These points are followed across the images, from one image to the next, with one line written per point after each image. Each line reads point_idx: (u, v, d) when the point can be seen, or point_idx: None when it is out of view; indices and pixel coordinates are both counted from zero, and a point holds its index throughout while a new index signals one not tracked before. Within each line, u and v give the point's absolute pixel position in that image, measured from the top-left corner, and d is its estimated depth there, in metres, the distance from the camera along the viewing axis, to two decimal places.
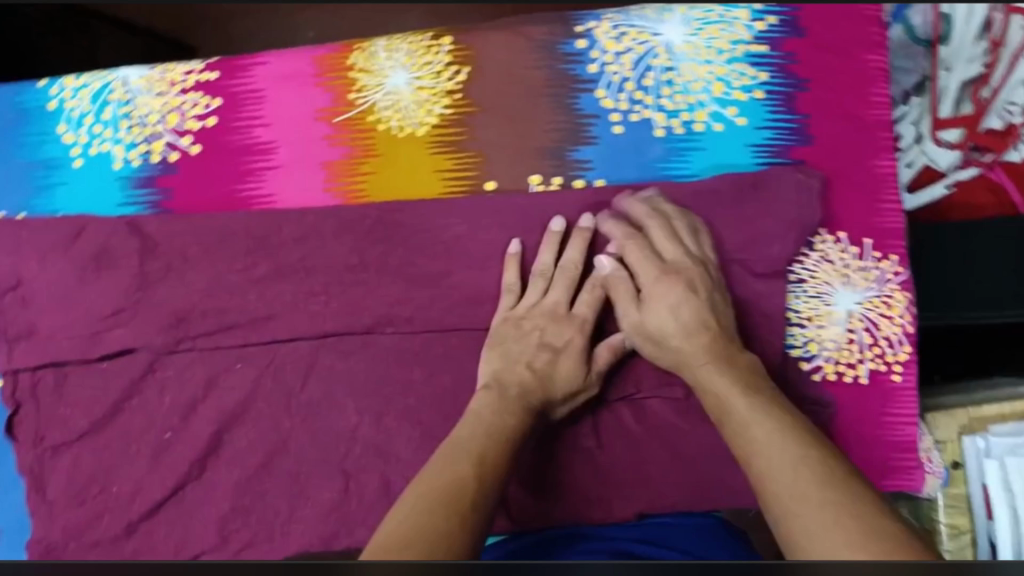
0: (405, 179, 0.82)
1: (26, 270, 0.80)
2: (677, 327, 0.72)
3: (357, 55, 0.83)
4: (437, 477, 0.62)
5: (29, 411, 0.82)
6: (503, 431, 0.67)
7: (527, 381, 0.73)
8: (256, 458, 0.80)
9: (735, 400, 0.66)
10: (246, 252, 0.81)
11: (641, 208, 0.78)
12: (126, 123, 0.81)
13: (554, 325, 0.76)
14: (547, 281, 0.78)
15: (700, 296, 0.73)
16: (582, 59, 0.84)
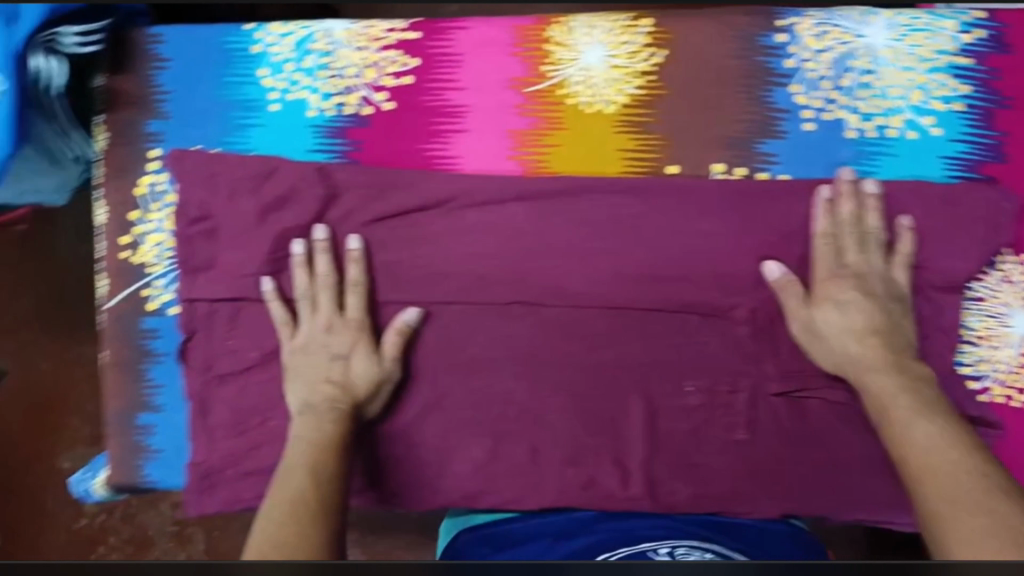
0: (587, 156, 0.81)
1: (214, 205, 0.82)
2: (850, 329, 0.77)
3: (554, 27, 0.81)
4: (287, 486, 0.70)
5: (201, 339, 0.83)
6: (330, 439, 0.76)
7: (332, 395, 0.80)
8: (413, 410, 0.85)
9: (902, 405, 0.72)
10: (426, 209, 0.82)
11: (834, 213, 0.78)
12: (325, 73, 0.82)
13: (335, 337, 0.82)
14: (315, 302, 0.82)
15: (878, 304, 0.77)
16: (780, 53, 0.80)
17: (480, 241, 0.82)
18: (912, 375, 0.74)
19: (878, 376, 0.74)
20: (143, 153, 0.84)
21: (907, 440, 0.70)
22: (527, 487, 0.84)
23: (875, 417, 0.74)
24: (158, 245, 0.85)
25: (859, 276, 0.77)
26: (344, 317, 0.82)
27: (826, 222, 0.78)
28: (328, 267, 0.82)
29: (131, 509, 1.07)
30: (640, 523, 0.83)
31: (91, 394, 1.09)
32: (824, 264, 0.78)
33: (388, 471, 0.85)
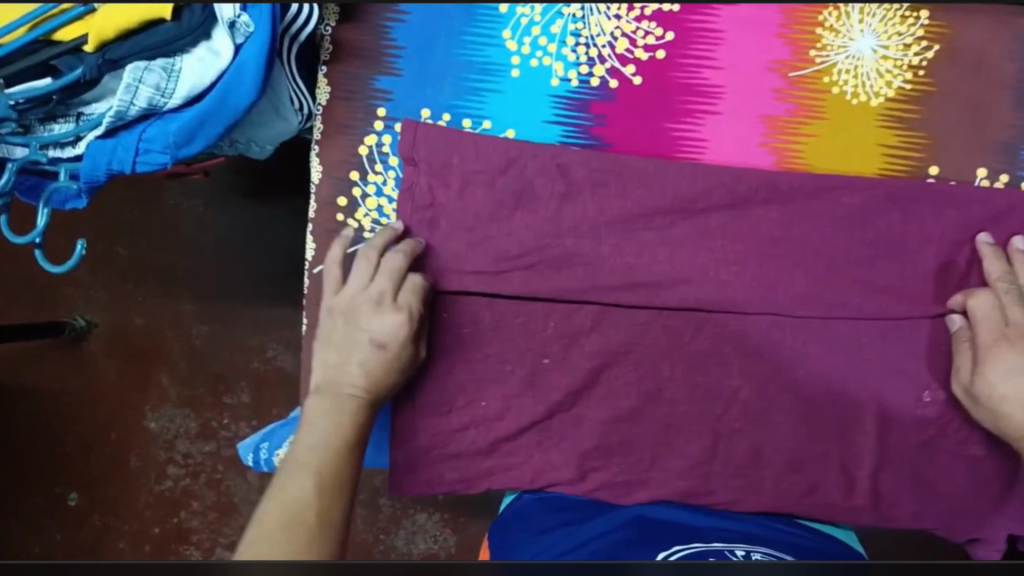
0: (844, 149, 0.78)
1: (441, 196, 0.78)
2: (1021, 393, 0.71)
3: (830, 11, 0.77)
4: (290, 487, 0.63)
5: None
6: (347, 441, 0.70)
7: (359, 376, 0.74)
8: (631, 401, 0.80)
9: None
10: (666, 211, 0.78)
11: (999, 267, 0.75)
12: (573, 41, 0.78)
13: (377, 317, 0.74)
14: (372, 272, 0.75)
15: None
16: None
17: (717, 243, 0.78)
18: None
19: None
20: (369, 111, 0.79)
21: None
22: (745, 487, 0.79)
23: None
24: (375, 210, 0.81)
25: (1020, 333, 0.73)
26: (393, 302, 0.75)
27: (990, 275, 0.75)
28: (397, 265, 0.75)
29: (217, 474, 1.11)
30: (755, 529, 0.77)
31: (184, 355, 1.14)
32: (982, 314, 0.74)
33: (597, 463, 0.80)
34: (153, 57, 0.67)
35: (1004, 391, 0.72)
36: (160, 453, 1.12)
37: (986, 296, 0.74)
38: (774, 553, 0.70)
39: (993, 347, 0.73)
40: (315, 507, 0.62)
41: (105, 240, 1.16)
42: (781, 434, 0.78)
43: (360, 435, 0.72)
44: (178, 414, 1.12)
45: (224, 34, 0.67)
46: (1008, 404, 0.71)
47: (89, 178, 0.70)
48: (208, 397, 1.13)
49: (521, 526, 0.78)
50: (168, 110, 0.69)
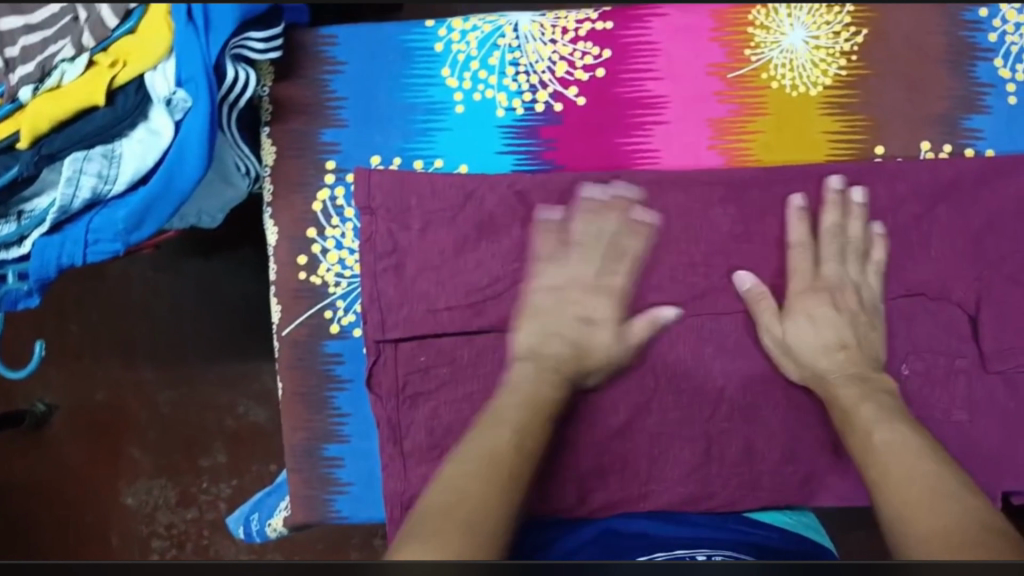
0: (792, 141, 0.79)
1: (403, 238, 0.77)
2: (815, 343, 0.76)
3: (758, 10, 0.79)
4: (481, 442, 0.69)
5: (388, 358, 0.77)
6: (542, 408, 0.71)
7: (562, 356, 0.74)
8: (620, 417, 0.75)
9: (863, 411, 0.71)
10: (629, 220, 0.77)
11: (834, 217, 0.77)
12: (513, 71, 0.78)
13: (589, 299, 0.76)
14: (608, 254, 0.76)
15: (841, 318, 0.76)
16: (984, 26, 0.79)
17: (684, 246, 0.77)
18: (869, 376, 0.74)
19: (843, 383, 0.74)
20: (320, 165, 0.79)
21: (865, 424, 0.70)
22: (745, 486, 0.77)
23: (838, 425, 0.73)
24: (337, 263, 0.79)
25: (824, 287, 0.77)
26: (609, 282, 0.77)
27: (822, 225, 0.77)
28: (621, 246, 0.76)
29: (204, 539, 0.93)
30: (715, 528, 0.76)
31: (153, 425, 1.03)
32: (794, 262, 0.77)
33: (595, 484, 0.76)
34: (91, 144, 0.66)
35: (801, 341, 0.76)
36: (140, 527, 0.92)
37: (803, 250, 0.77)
38: (736, 554, 0.72)
39: (799, 296, 0.77)
40: (506, 456, 0.66)
41: (57, 319, 1.08)
42: (773, 429, 0.76)
43: (557, 411, 0.72)
44: (154, 484, 0.97)
45: (161, 113, 0.66)
46: (803, 353, 0.76)
47: (39, 277, 0.67)
48: (184, 462, 1.00)
49: None
50: (112, 197, 0.67)
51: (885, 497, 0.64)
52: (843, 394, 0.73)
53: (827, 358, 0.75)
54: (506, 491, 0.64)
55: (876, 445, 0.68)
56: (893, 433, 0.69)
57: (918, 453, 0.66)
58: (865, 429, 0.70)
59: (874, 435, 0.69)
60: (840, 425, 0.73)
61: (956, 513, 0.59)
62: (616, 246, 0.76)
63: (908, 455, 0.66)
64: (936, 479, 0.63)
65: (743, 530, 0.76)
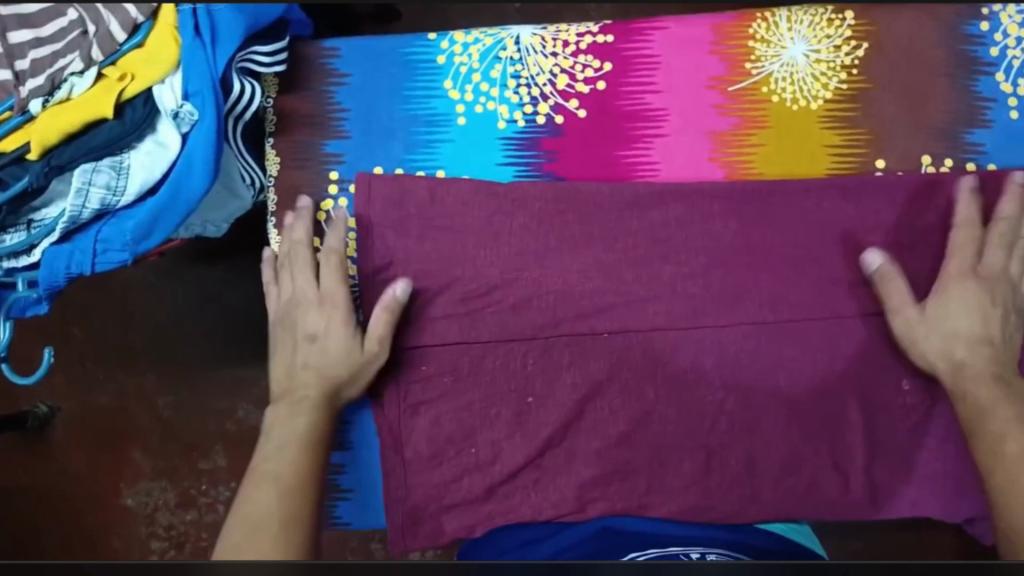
0: (792, 154, 0.80)
1: (403, 248, 0.78)
2: (961, 338, 0.76)
3: (758, 23, 0.79)
4: (254, 503, 0.67)
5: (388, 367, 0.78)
6: (312, 439, 0.74)
7: (313, 377, 0.78)
8: (620, 427, 0.78)
9: (995, 411, 0.72)
10: (629, 233, 0.79)
11: (982, 214, 0.77)
12: (514, 83, 0.79)
13: (315, 314, 0.79)
14: (289, 263, 0.79)
15: (998, 311, 0.76)
16: (984, 41, 0.79)
17: (684, 258, 0.78)
18: (1010, 374, 0.74)
19: (981, 381, 0.74)
20: (323, 176, 0.79)
21: (998, 429, 0.72)
22: (744, 497, 0.78)
23: (966, 421, 0.75)
24: None
25: (994, 279, 0.76)
26: (329, 292, 0.78)
27: (999, 212, 0.77)
28: (335, 268, 0.78)
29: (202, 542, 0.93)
30: (710, 534, 0.78)
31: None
32: (960, 242, 0.77)
33: (596, 494, 0.79)
34: (100, 156, 0.66)
35: (941, 341, 0.76)
36: (141, 529, 0.98)
37: (965, 237, 0.77)
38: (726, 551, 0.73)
39: (953, 282, 0.77)
40: (278, 512, 0.66)
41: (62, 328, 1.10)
42: (772, 441, 0.77)
43: (325, 435, 0.76)
44: (154, 486, 0.99)
45: (170, 125, 0.67)
46: (942, 339, 0.76)
47: (49, 285, 0.68)
48: (185, 466, 1.00)
49: (488, 546, 0.78)
50: (122, 208, 0.68)
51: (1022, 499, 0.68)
52: (977, 387, 0.74)
53: (976, 351, 0.75)
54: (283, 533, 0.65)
55: (1010, 457, 0.70)
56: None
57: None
58: (999, 435, 0.72)
59: (1010, 440, 0.71)
60: (964, 420, 0.75)
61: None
62: (321, 253, 0.79)
63: None
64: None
65: (735, 536, 0.77)
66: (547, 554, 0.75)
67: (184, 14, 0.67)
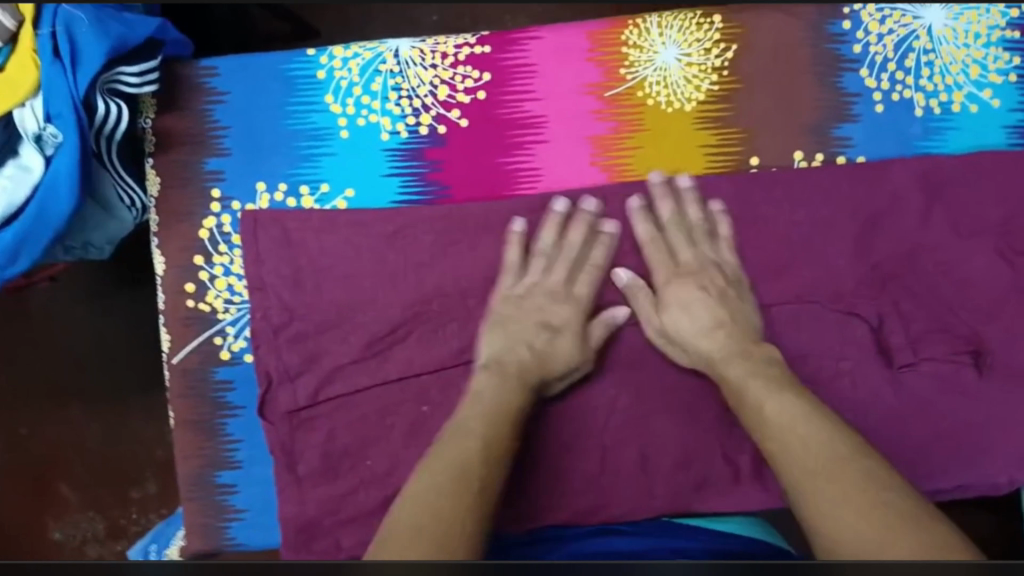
0: (671, 155, 0.81)
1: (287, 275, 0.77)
2: (692, 327, 0.79)
3: (631, 30, 0.81)
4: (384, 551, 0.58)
5: (283, 387, 0.77)
6: (515, 415, 0.74)
7: (526, 362, 0.77)
8: (514, 429, 0.76)
9: (754, 387, 0.74)
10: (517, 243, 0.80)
11: (697, 212, 0.80)
12: (395, 95, 0.79)
13: (554, 305, 0.80)
14: (552, 259, 0.79)
15: (721, 304, 0.80)
16: (848, 38, 0.82)
17: (575, 268, 0.80)
18: (751, 349, 0.77)
19: (728, 355, 0.77)
20: (205, 194, 0.79)
21: (757, 397, 0.73)
22: (639, 496, 0.79)
23: (732, 404, 0.76)
24: (225, 289, 0.79)
25: (688, 273, 0.81)
26: (573, 291, 0.80)
27: (692, 220, 0.80)
28: (580, 236, 0.79)
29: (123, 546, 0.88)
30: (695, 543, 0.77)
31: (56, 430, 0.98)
32: (654, 255, 0.81)
33: (494, 501, 0.76)
34: None
35: (683, 328, 0.79)
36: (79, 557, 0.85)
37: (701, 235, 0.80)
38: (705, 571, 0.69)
39: (666, 286, 0.80)
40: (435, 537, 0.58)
41: None
42: (666, 436, 0.79)
43: (526, 414, 0.75)
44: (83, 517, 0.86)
45: (32, 149, 0.68)
46: (687, 339, 0.79)
47: None
48: (112, 496, 0.89)
49: None
50: None
51: (781, 454, 0.69)
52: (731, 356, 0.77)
53: (734, 348, 0.77)
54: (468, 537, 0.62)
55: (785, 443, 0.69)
56: (781, 408, 0.71)
57: (798, 422, 0.70)
58: (758, 403, 0.73)
59: (795, 419, 0.70)
60: (732, 402, 0.76)
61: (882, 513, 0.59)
62: (585, 255, 0.79)
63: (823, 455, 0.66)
64: (837, 460, 0.65)
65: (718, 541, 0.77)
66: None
67: (42, 37, 0.67)
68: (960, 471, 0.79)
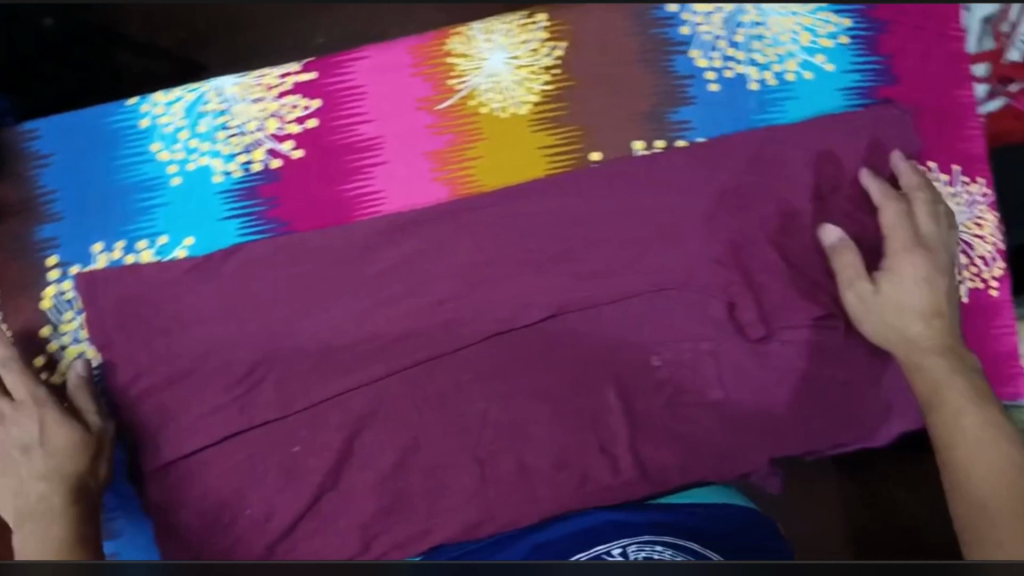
0: (511, 161, 0.82)
1: (138, 337, 0.77)
2: (919, 307, 0.81)
3: (453, 39, 0.79)
4: None
5: (150, 447, 0.77)
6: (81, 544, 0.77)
7: (41, 492, 0.77)
8: (391, 458, 0.79)
9: (954, 394, 0.78)
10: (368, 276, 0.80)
11: (915, 178, 0.82)
12: (224, 135, 0.79)
13: (17, 426, 0.77)
14: None
15: (940, 278, 0.82)
16: (674, 21, 0.81)
17: (427, 287, 0.81)
18: (956, 347, 0.80)
19: (935, 346, 0.80)
20: (41, 263, 0.79)
21: (954, 406, 0.78)
22: (522, 501, 0.80)
23: (917, 395, 0.79)
24: (78, 357, 0.77)
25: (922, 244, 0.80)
26: (15, 405, 0.77)
27: (908, 184, 0.82)
28: None
29: None
30: (644, 518, 0.79)
31: None
32: (891, 222, 0.81)
33: (381, 527, 0.79)
34: None
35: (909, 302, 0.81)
36: None
37: (922, 201, 0.81)
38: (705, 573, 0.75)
39: (898, 254, 0.81)
40: None
41: None
42: (541, 443, 0.80)
43: (88, 535, 0.77)
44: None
45: None
46: (913, 315, 0.80)
47: None
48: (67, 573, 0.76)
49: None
50: None
51: (975, 488, 0.76)
52: (928, 343, 0.80)
53: (913, 315, 0.81)
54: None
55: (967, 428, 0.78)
56: (980, 423, 0.78)
57: (992, 438, 0.78)
58: (960, 443, 0.77)
59: (965, 416, 0.78)
60: (909, 381, 0.79)
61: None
62: None
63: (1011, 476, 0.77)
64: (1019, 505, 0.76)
65: (665, 515, 0.79)
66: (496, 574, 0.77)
67: None
68: (835, 432, 0.79)
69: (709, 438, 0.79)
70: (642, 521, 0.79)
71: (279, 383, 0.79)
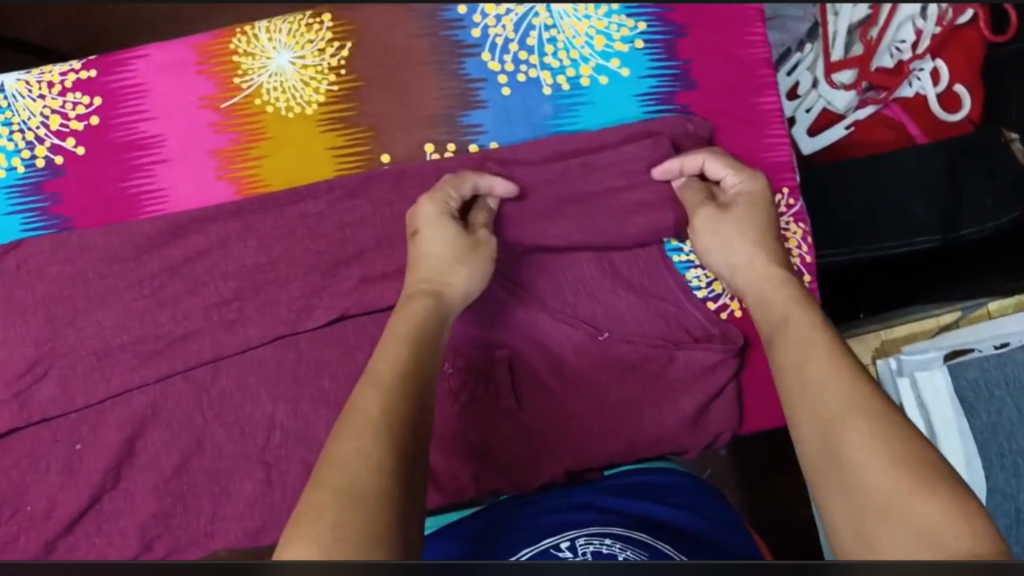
0: (299, 161, 0.81)
1: None
2: (739, 249, 0.72)
3: (238, 38, 0.82)
4: None
5: None
6: None
7: None
8: (173, 459, 0.77)
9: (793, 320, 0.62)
10: (153, 274, 0.79)
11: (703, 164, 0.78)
12: (7, 130, 0.80)
13: None
14: None
15: (766, 214, 0.75)
16: (464, 24, 0.82)
17: (210, 287, 0.79)
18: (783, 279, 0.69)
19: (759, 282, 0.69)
20: None
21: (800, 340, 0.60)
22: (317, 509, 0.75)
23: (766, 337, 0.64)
24: None
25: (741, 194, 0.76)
26: None
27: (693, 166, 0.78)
28: None
29: None
30: (617, 506, 0.70)
31: None
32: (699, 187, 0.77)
33: (159, 531, 0.76)
34: None
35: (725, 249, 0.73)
36: None
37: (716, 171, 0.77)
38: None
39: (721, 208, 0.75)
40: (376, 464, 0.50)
41: None
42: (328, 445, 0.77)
43: None
44: None
45: None
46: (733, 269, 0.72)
47: None
48: None
49: None
50: None
51: (812, 389, 0.55)
52: (758, 286, 0.69)
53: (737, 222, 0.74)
54: (404, 524, 0.48)
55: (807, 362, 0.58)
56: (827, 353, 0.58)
57: (842, 360, 0.57)
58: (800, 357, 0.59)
59: (814, 344, 0.59)
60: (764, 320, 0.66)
61: (881, 489, 0.47)
62: None
63: (861, 410, 0.52)
64: (868, 401, 0.52)
65: (648, 505, 0.70)
66: (509, 518, 0.72)
67: None
68: (633, 441, 0.79)
69: (508, 444, 0.78)
70: (628, 506, 0.70)
71: (63, 380, 0.78)
